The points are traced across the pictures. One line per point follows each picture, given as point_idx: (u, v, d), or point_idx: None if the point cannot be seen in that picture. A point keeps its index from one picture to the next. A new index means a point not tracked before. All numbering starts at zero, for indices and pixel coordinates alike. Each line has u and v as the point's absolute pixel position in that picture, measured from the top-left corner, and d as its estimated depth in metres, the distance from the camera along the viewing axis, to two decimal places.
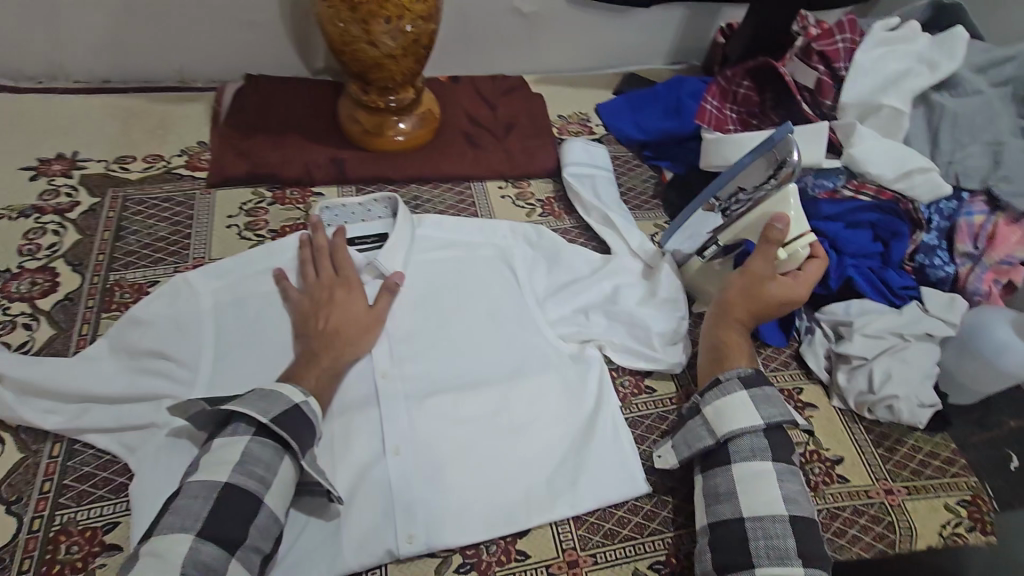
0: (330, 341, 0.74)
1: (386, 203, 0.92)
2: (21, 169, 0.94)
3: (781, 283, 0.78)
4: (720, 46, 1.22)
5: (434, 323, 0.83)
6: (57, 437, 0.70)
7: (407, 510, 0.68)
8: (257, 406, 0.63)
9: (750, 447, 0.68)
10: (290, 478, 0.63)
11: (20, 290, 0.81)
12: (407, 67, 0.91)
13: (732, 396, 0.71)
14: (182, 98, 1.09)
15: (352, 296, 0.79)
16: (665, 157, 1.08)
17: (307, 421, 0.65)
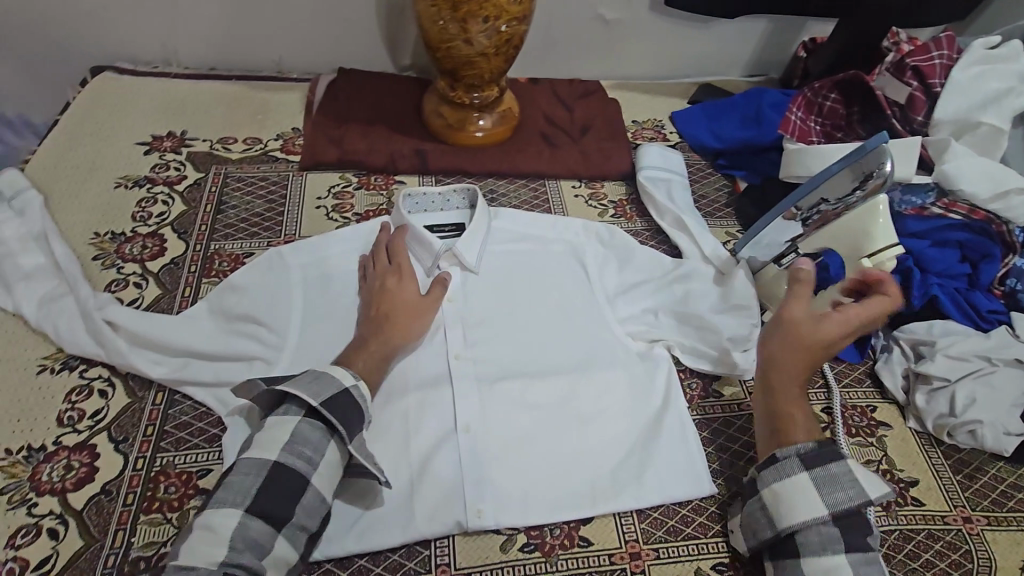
0: (382, 327, 0.74)
1: (464, 193, 0.92)
2: (137, 144, 1.03)
3: (830, 327, 0.70)
4: (801, 61, 1.21)
5: (505, 309, 0.84)
6: (160, 386, 0.75)
7: (476, 486, 0.70)
8: (310, 388, 0.62)
9: (817, 537, 0.60)
10: (336, 461, 0.62)
11: (133, 252, 0.88)
12: (496, 65, 0.96)
13: (792, 479, 0.63)
14: (280, 86, 1.16)
15: (403, 286, 0.78)
16: (739, 166, 1.08)
17: (355, 408, 0.63)
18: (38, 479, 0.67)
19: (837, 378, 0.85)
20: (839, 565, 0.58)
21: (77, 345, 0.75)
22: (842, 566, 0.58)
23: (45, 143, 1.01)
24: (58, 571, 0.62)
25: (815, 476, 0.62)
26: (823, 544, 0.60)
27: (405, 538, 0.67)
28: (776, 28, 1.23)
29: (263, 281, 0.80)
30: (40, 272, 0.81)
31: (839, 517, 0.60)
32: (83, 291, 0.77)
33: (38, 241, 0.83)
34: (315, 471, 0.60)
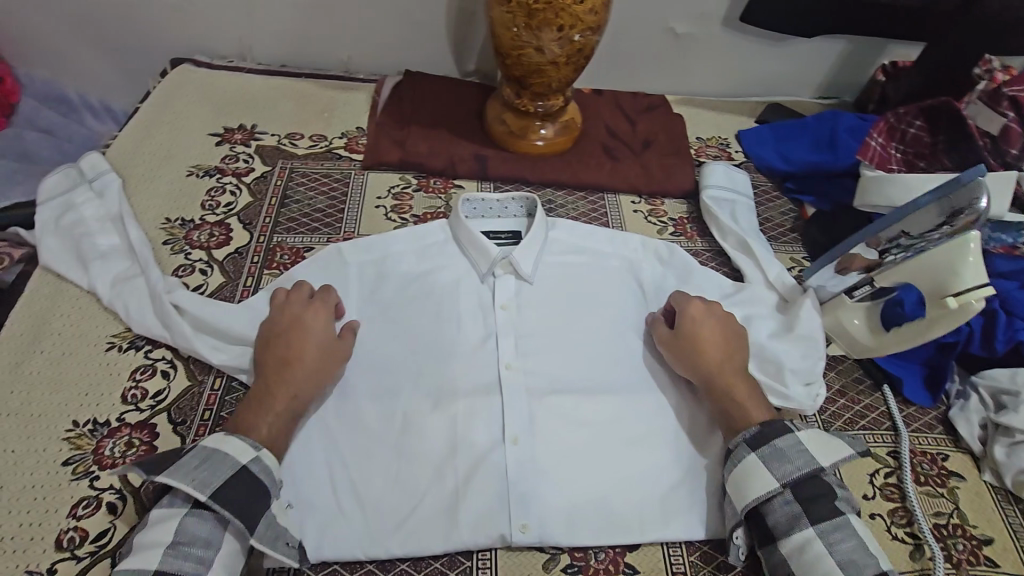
0: (293, 376, 0.69)
1: (521, 203, 0.92)
2: (210, 134, 1.06)
3: (711, 328, 0.76)
4: (879, 84, 1.16)
5: (559, 321, 0.82)
6: (219, 372, 0.77)
7: (521, 500, 0.68)
8: (195, 478, 0.58)
9: (786, 517, 0.62)
10: (231, 556, 0.58)
11: (200, 239, 0.91)
12: (564, 75, 0.95)
13: (744, 460, 0.65)
14: (348, 86, 1.18)
15: (307, 333, 0.72)
16: (808, 191, 1.04)
17: (251, 488, 0.60)
18: (100, 453, 0.69)
19: (905, 421, 0.81)
20: (809, 537, 0.60)
21: (144, 325, 0.78)
22: (812, 538, 0.60)
23: (126, 130, 1.05)
24: (114, 546, 0.64)
25: (762, 451, 0.65)
26: (790, 523, 0.61)
27: (448, 546, 0.66)
28: (854, 49, 1.18)
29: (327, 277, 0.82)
30: (114, 253, 0.84)
31: (794, 486, 0.63)
32: (153, 274, 0.80)
33: (115, 223, 0.86)
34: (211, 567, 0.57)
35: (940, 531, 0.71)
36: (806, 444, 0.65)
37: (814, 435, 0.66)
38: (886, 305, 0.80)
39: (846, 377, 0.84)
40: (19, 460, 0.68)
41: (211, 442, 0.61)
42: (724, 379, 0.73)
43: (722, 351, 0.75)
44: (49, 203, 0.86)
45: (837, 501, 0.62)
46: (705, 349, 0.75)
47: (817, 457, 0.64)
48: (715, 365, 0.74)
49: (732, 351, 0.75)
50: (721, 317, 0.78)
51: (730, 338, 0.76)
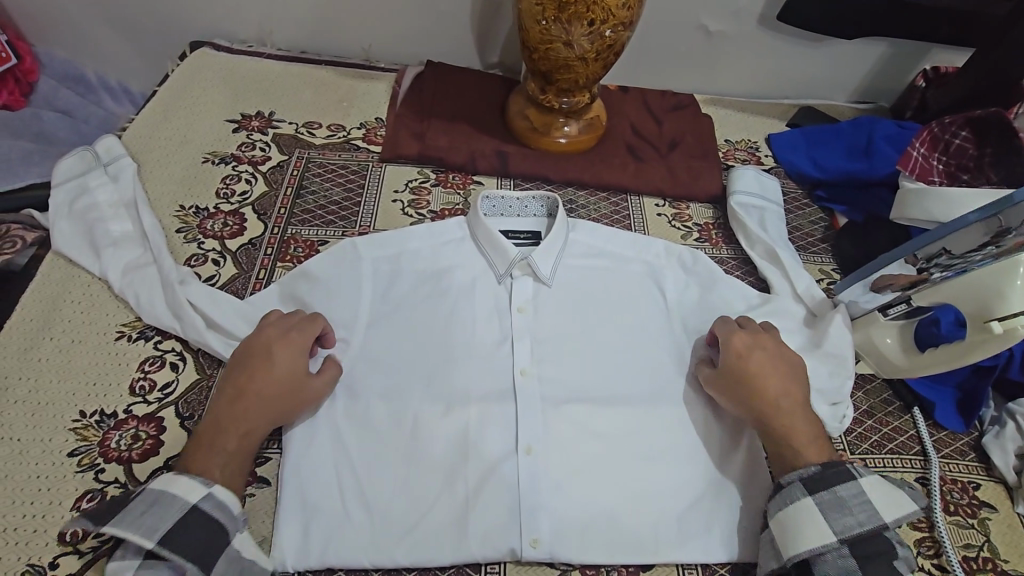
0: (249, 407, 0.65)
1: (541, 203, 0.89)
2: (227, 121, 1.04)
3: (761, 363, 0.71)
4: (918, 90, 1.11)
5: (577, 328, 0.80)
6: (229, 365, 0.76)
7: (533, 513, 0.66)
8: (144, 524, 0.56)
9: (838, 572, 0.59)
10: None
11: (214, 228, 0.89)
12: (592, 71, 0.92)
13: (796, 503, 0.62)
14: (368, 75, 1.15)
15: (270, 361, 0.68)
16: (841, 200, 1.00)
17: (205, 528, 0.57)
18: (106, 446, 0.68)
19: (935, 447, 0.77)
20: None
21: (154, 316, 0.76)
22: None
23: (142, 113, 1.03)
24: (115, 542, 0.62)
25: (821, 498, 0.61)
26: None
27: (456, 558, 0.64)
28: (894, 53, 1.14)
29: (339, 272, 0.79)
30: (127, 241, 0.82)
31: (852, 543, 0.59)
32: (166, 263, 0.78)
33: (128, 209, 0.84)
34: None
35: (970, 565, 0.68)
36: (872, 498, 0.61)
37: (881, 487, 0.62)
38: (921, 324, 0.77)
39: (874, 397, 0.81)
40: (24, 450, 0.67)
41: (159, 482, 0.59)
42: (778, 413, 0.68)
43: (777, 385, 0.70)
44: (63, 187, 0.85)
45: (895, 561, 0.59)
46: (758, 383, 0.70)
47: (882, 513, 0.60)
48: (770, 399, 0.69)
49: (788, 382, 0.71)
50: (772, 347, 0.73)
51: (785, 369, 0.71)
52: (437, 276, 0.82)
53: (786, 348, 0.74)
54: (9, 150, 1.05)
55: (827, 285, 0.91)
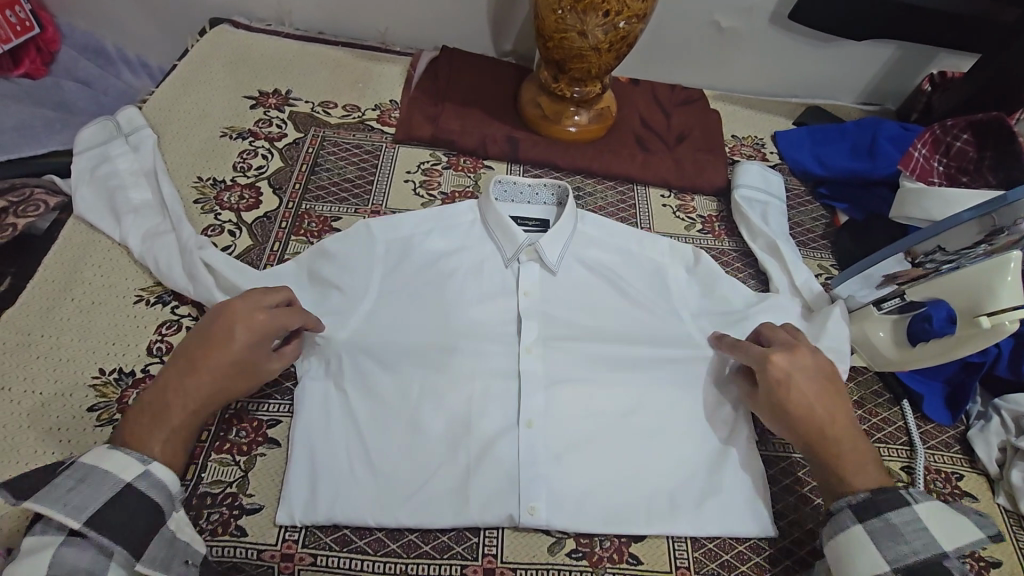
0: (199, 385, 0.65)
1: (551, 190, 0.91)
2: (244, 97, 1.06)
3: (802, 381, 0.70)
4: (924, 94, 1.13)
5: (579, 314, 0.82)
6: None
7: (531, 485, 0.69)
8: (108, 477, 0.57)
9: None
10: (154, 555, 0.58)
11: (230, 201, 0.92)
12: (606, 61, 0.94)
13: (848, 530, 0.62)
14: (383, 58, 1.17)
15: (227, 342, 0.66)
16: (842, 198, 1.02)
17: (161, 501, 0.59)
18: (124, 403, 0.71)
19: (921, 438, 0.80)
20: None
21: (170, 279, 0.79)
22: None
23: (162, 86, 1.05)
24: None
25: (872, 525, 0.61)
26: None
27: (457, 522, 0.67)
28: (901, 56, 1.16)
29: (348, 257, 0.80)
30: (146, 207, 0.85)
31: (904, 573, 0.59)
32: (184, 229, 0.81)
33: (148, 178, 0.87)
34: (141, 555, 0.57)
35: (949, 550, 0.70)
36: (930, 525, 0.61)
37: (937, 513, 0.61)
38: (914, 318, 0.80)
39: (865, 388, 0.84)
40: (47, 403, 0.70)
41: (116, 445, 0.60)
42: (825, 433, 0.68)
43: (821, 405, 0.69)
44: (85, 155, 0.88)
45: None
46: (797, 405, 0.69)
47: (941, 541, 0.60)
48: (814, 420, 0.69)
49: (834, 400, 0.70)
50: (813, 363, 0.72)
51: (828, 390, 0.70)
52: (445, 254, 0.84)
53: (831, 367, 0.72)
54: (32, 118, 1.07)
55: (824, 280, 0.93)
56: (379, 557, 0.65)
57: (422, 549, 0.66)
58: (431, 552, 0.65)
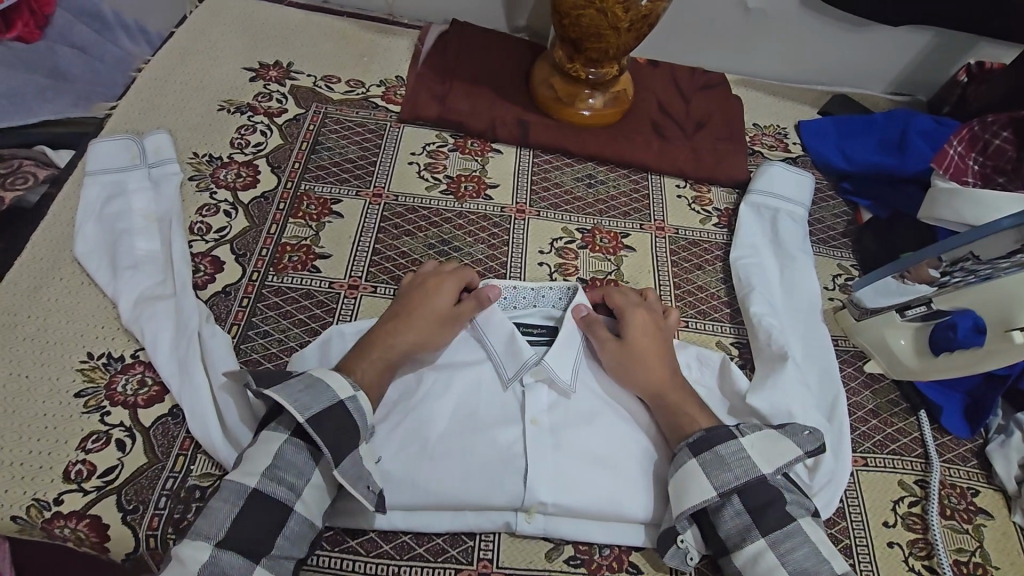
0: (402, 330, 0.70)
1: (562, 292, 0.79)
2: (244, 69, 1.02)
3: (636, 337, 0.72)
4: (959, 85, 1.07)
5: (582, 411, 0.71)
6: (244, 310, 0.76)
7: (535, 473, 0.65)
8: (298, 400, 0.59)
9: (737, 528, 0.60)
10: (323, 480, 0.60)
11: (227, 178, 0.88)
12: (625, 41, 0.89)
13: (683, 465, 0.63)
14: (391, 31, 1.12)
15: (432, 300, 0.73)
16: (866, 195, 0.97)
17: (349, 418, 0.60)
18: (113, 389, 0.69)
19: (938, 451, 0.77)
20: (762, 548, 0.59)
21: (157, 360, 0.69)
22: (765, 548, 0.59)
23: (159, 54, 1.01)
24: (120, 484, 0.63)
25: (703, 457, 0.62)
26: (741, 534, 0.60)
27: (453, 525, 0.64)
28: (937, 44, 1.09)
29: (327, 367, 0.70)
30: (148, 262, 0.76)
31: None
32: (186, 302, 0.71)
33: (160, 226, 0.79)
34: (280, 533, 0.56)
35: (960, 569, 0.68)
36: (749, 453, 0.61)
37: (760, 435, 0.63)
38: (938, 327, 0.75)
39: (881, 397, 0.80)
40: (32, 386, 0.68)
41: (312, 374, 0.62)
42: (668, 397, 0.68)
43: (644, 359, 0.70)
44: (102, 179, 0.82)
45: (786, 505, 0.60)
46: (644, 362, 0.70)
47: (757, 465, 0.61)
48: (657, 387, 0.69)
49: (669, 364, 0.71)
50: (651, 338, 0.73)
51: (655, 342, 0.72)
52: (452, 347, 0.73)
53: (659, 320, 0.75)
54: (23, 85, 1.02)
55: (843, 281, 0.89)
56: (372, 558, 0.63)
57: (415, 551, 0.64)
58: (425, 554, 0.64)
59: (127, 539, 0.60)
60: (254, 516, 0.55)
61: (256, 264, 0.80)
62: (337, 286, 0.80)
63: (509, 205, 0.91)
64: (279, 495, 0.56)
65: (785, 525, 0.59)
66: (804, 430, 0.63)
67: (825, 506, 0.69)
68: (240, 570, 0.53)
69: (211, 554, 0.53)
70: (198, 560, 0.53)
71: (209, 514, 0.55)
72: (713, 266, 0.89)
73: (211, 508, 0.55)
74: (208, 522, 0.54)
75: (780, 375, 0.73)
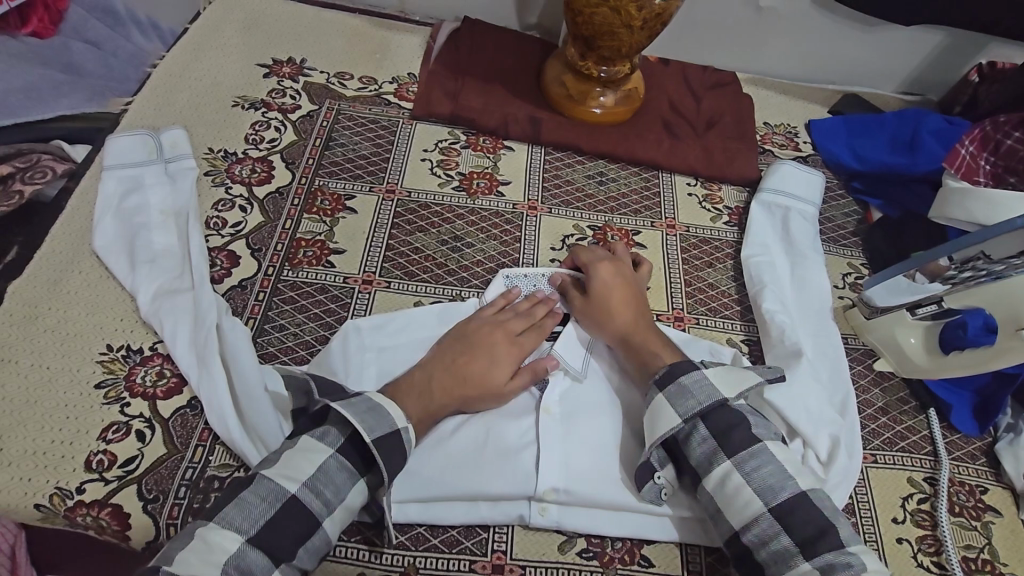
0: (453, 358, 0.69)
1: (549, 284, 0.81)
2: (257, 65, 1.02)
3: (603, 286, 0.75)
4: (971, 85, 1.07)
5: (592, 404, 0.72)
6: (260, 303, 0.77)
7: (546, 464, 0.66)
8: (363, 419, 0.60)
9: (705, 454, 0.62)
10: (356, 505, 0.60)
11: (242, 174, 0.89)
12: (638, 40, 0.90)
13: (651, 400, 0.65)
14: (403, 28, 1.13)
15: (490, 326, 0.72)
16: (875, 194, 0.98)
17: (401, 449, 0.61)
18: (132, 380, 0.70)
19: (946, 449, 0.77)
20: (728, 470, 0.60)
21: (176, 352, 0.70)
22: (731, 469, 0.60)
23: (174, 50, 1.02)
24: (140, 474, 0.64)
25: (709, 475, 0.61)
26: (710, 459, 0.61)
27: (467, 518, 0.65)
28: (948, 44, 1.10)
29: (345, 362, 0.71)
30: (166, 256, 0.77)
31: None
32: (205, 295, 0.72)
33: (177, 220, 0.80)
34: (303, 544, 0.56)
35: (969, 565, 0.69)
36: (710, 380, 0.64)
37: (719, 368, 0.66)
38: (947, 326, 0.76)
39: (890, 395, 0.81)
40: (53, 377, 0.69)
41: (378, 397, 0.63)
42: (633, 339, 0.72)
43: (610, 307, 0.74)
44: (120, 174, 0.83)
45: (753, 428, 0.62)
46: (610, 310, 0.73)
47: (718, 389, 0.64)
48: (623, 332, 0.72)
49: (636, 306, 0.74)
50: (624, 293, 0.75)
51: (626, 290, 0.76)
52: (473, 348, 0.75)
53: (627, 268, 0.79)
54: (40, 81, 1.03)
55: (853, 279, 0.90)
56: (390, 549, 0.63)
57: (430, 543, 0.64)
58: (440, 545, 0.64)
59: (147, 528, 0.61)
60: (274, 509, 0.56)
61: (271, 258, 0.81)
62: (351, 281, 0.81)
63: (521, 202, 0.92)
64: (294, 494, 0.57)
65: None
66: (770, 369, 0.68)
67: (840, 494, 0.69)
68: (259, 571, 0.54)
69: (239, 547, 0.54)
70: (226, 550, 0.53)
71: (240, 505, 0.56)
72: (723, 264, 0.89)
73: (245, 502, 0.56)
74: (242, 514, 0.55)
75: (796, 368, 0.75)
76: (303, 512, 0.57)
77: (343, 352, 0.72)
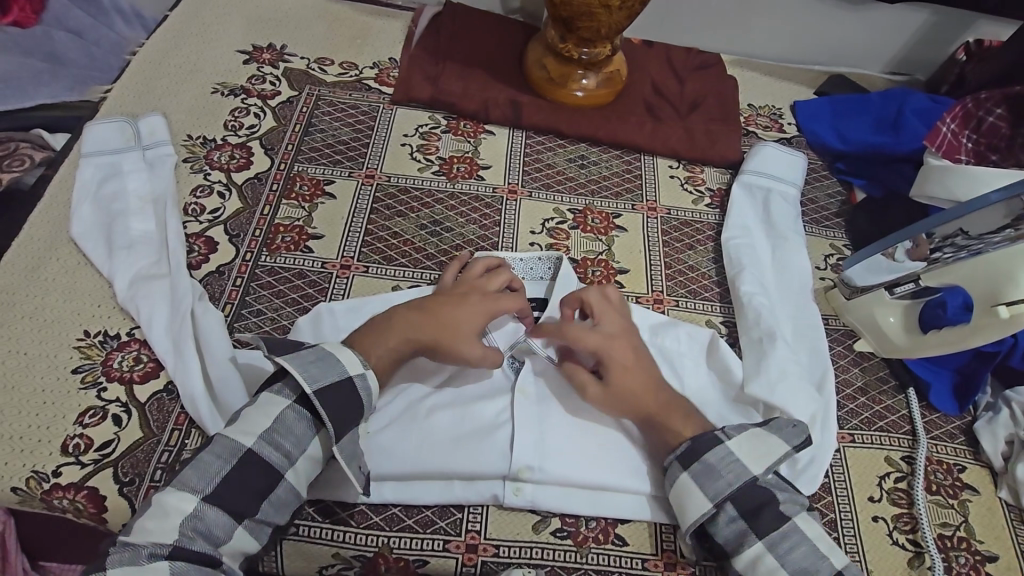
0: (420, 328, 0.66)
1: (550, 263, 0.80)
2: (238, 51, 1.02)
3: (618, 372, 0.67)
4: (958, 63, 1.06)
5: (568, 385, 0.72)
6: (238, 288, 0.77)
7: (520, 439, 0.67)
8: (308, 372, 0.60)
9: (733, 535, 0.60)
10: (318, 455, 0.61)
11: (220, 160, 0.89)
12: (616, 20, 0.90)
13: (676, 480, 0.63)
14: (385, 13, 1.12)
15: (463, 305, 0.68)
16: (860, 174, 0.96)
17: (354, 397, 0.61)
18: (108, 365, 0.70)
19: (925, 428, 0.77)
20: (761, 552, 0.59)
21: (152, 337, 0.70)
22: (763, 551, 0.59)
23: (153, 37, 1.02)
24: (115, 457, 0.64)
25: (693, 469, 0.62)
26: (738, 539, 0.60)
27: (442, 498, 0.65)
28: (935, 22, 1.08)
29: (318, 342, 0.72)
30: (143, 243, 0.77)
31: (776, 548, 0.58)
32: (181, 281, 0.73)
33: (154, 206, 0.80)
34: (267, 498, 0.57)
35: (944, 543, 0.69)
36: (737, 455, 0.62)
37: (743, 437, 0.64)
38: (927, 305, 0.77)
39: (870, 375, 0.80)
40: (31, 363, 0.69)
41: (328, 346, 0.63)
42: (652, 417, 0.66)
43: (626, 395, 0.66)
44: (97, 161, 0.83)
45: (781, 504, 0.61)
46: (628, 394, 0.66)
47: (749, 467, 0.62)
48: (643, 412, 0.66)
49: (654, 382, 0.67)
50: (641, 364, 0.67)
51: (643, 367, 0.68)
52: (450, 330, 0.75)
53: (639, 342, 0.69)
54: (21, 70, 1.03)
55: (835, 261, 0.89)
56: (361, 529, 0.64)
57: (404, 523, 0.65)
58: (414, 526, 0.65)
59: (124, 510, 0.62)
60: (225, 469, 0.56)
61: (249, 244, 0.81)
62: (330, 266, 0.81)
63: (501, 185, 0.92)
64: (251, 454, 0.57)
65: (759, 499, 0.60)
66: (789, 426, 0.65)
67: (808, 482, 0.69)
68: (221, 532, 0.55)
69: (195, 506, 0.55)
70: (182, 512, 0.54)
71: (198, 467, 0.56)
72: (704, 246, 0.89)
73: (203, 461, 0.57)
74: (197, 476, 0.56)
75: (795, 364, 0.74)
76: (259, 463, 0.57)
77: (317, 333, 0.72)
